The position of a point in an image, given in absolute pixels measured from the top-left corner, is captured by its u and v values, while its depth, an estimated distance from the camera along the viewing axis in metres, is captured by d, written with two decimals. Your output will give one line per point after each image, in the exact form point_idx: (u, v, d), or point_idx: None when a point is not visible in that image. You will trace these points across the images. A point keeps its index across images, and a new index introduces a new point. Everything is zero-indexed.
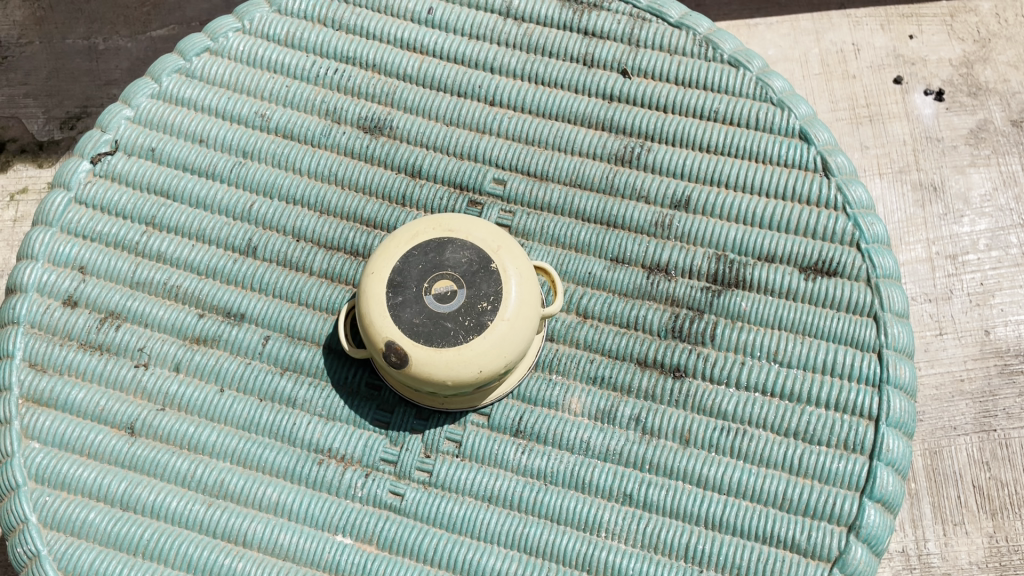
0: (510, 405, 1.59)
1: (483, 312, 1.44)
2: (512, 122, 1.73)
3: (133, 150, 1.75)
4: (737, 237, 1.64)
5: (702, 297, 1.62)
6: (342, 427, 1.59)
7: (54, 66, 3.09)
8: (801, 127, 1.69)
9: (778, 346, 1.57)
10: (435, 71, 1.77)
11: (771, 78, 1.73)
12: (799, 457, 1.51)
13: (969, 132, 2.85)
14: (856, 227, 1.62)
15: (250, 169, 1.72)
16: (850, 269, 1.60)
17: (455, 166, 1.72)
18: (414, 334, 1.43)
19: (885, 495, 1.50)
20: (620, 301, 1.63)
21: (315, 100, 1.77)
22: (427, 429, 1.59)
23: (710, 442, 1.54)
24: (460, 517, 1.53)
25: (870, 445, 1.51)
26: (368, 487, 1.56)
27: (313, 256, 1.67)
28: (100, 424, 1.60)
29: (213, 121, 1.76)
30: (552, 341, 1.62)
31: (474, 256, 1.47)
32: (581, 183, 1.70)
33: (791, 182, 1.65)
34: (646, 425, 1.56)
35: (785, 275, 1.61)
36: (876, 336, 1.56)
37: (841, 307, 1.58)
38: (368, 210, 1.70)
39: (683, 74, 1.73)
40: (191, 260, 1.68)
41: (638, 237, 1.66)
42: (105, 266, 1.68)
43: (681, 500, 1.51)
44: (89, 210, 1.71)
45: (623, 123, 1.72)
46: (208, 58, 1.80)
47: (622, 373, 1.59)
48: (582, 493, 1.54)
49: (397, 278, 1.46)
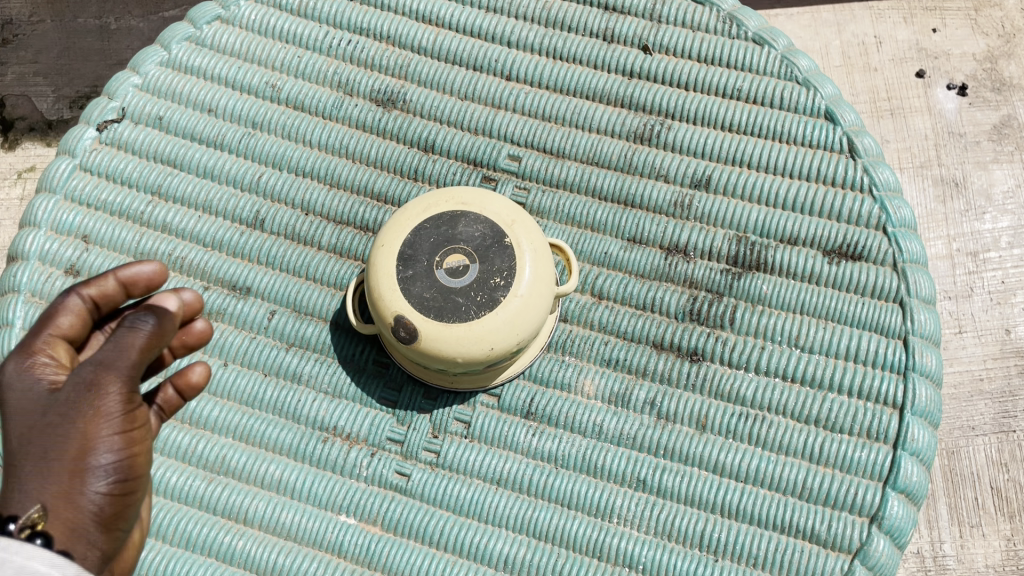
0: (520, 386, 1.54)
1: (495, 287, 1.39)
2: (528, 98, 1.68)
3: (140, 118, 1.70)
4: (759, 219, 1.59)
5: (722, 280, 1.57)
6: (348, 405, 1.55)
7: (65, 45, 3.07)
8: (826, 108, 1.63)
9: (800, 331, 1.52)
10: (451, 44, 1.73)
11: (797, 57, 1.68)
12: (820, 446, 1.46)
13: (993, 128, 2.79)
14: (883, 210, 1.57)
15: (260, 140, 1.68)
16: (875, 253, 1.55)
17: (470, 141, 1.68)
18: (424, 309, 1.38)
19: (909, 486, 1.44)
20: (636, 282, 1.58)
21: (327, 72, 1.73)
22: (435, 409, 1.54)
23: (728, 428, 1.49)
24: (468, 499, 1.48)
25: (894, 434, 1.45)
26: (373, 466, 1.51)
27: (322, 230, 1.63)
28: None
29: (222, 91, 1.71)
30: (566, 322, 1.58)
31: (488, 230, 1.43)
32: (598, 161, 1.65)
33: (816, 163, 1.60)
34: (661, 410, 1.51)
35: (807, 258, 1.55)
36: (902, 323, 1.50)
37: (866, 293, 1.53)
38: (378, 185, 1.65)
39: (705, 52, 1.68)
40: (197, 232, 1.64)
41: (656, 217, 1.61)
42: (109, 236, 1.64)
43: (696, 487, 1.46)
44: (94, 177, 1.67)
45: (643, 101, 1.67)
46: (219, 26, 1.76)
47: (637, 356, 1.54)
48: (594, 477, 1.49)
49: (407, 250, 1.41)
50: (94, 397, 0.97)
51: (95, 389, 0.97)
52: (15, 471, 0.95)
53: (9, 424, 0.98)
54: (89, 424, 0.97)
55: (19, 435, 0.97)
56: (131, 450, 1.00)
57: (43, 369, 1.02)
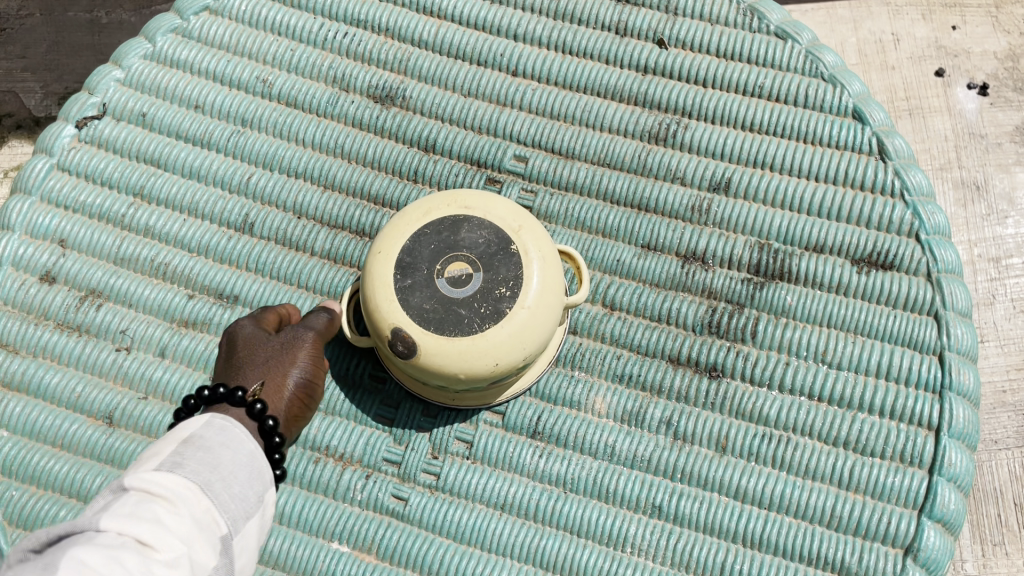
0: (526, 403, 1.44)
1: (501, 297, 1.29)
2: (536, 95, 1.58)
3: (122, 114, 1.60)
4: (782, 225, 1.48)
5: (743, 290, 1.47)
6: (341, 423, 1.44)
7: (54, 40, 2.96)
8: (854, 106, 1.52)
9: (827, 346, 1.41)
10: (454, 37, 1.62)
11: (823, 51, 1.57)
12: (849, 470, 1.36)
13: (1016, 129, 2.57)
14: (915, 216, 1.46)
15: (249, 138, 1.58)
16: (908, 262, 1.44)
17: (473, 141, 1.57)
18: (424, 321, 1.28)
19: (947, 514, 1.34)
20: (650, 292, 1.48)
21: (322, 66, 1.62)
22: (435, 428, 1.44)
23: (750, 450, 1.39)
24: (470, 526, 1.38)
25: (930, 457, 1.35)
26: (369, 490, 1.41)
27: (315, 235, 1.53)
28: (75, 413, 1.45)
29: (209, 85, 1.61)
30: (575, 334, 1.47)
31: (492, 236, 1.32)
32: (610, 162, 1.55)
33: (843, 165, 1.49)
34: (677, 430, 1.41)
35: (835, 268, 1.45)
36: (937, 338, 1.39)
37: (898, 305, 1.42)
38: (375, 186, 1.55)
39: (724, 46, 1.58)
40: (182, 236, 1.53)
41: (672, 222, 1.51)
42: (88, 240, 1.53)
43: (716, 514, 1.36)
44: (72, 177, 1.56)
45: (658, 98, 1.57)
46: (207, 17, 1.65)
47: (652, 372, 1.44)
48: (605, 503, 1.39)
49: (406, 258, 1.31)
50: (292, 334, 1.26)
51: (295, 343, 1.26)
52: (246, 371, 1.21)
53: (241, 348, 1.24)
54: (292, 351, 1.25)
55: (247, 349, 1.23)
56: (313, 377, 1.26)
57: (261, 327, 1.29)
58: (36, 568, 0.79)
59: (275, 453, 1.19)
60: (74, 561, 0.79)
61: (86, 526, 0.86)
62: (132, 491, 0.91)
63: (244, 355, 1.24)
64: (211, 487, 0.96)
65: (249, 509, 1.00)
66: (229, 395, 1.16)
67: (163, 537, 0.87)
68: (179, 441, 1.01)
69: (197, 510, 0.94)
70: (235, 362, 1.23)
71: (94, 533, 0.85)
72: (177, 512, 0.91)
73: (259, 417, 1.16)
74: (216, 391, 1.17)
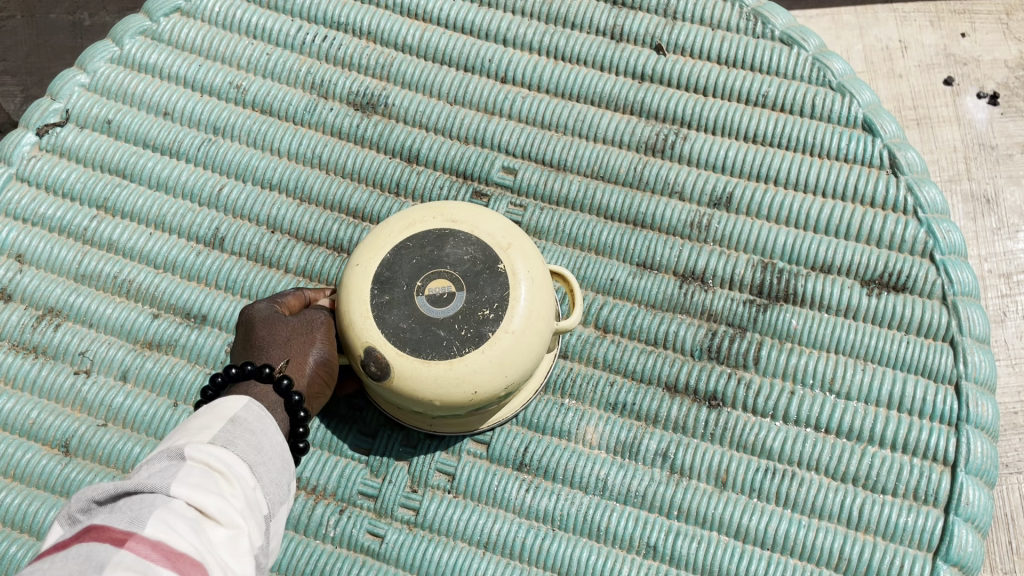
0: (513, 433, 1.34)
1: (483, 320, 1.19)
2: (526, 103, 1.49)
3: (86, 121, 1.51)
4: (787, 243, 1.39)
5: (745, 312, 1.37)
6: (314, 453, 1.35)
7: (35, 43, 2.88)
8: (864, 117, 1.43)
9: (835, 374, 1.32)
10: (439, 41, 1.53)
11: (831, 59, 1.47)
12: (858, 508, 1.26)
13: None
14: (930, 235, 1.36)
15: (221, 147, 1.49)
16: (922, 284, 1.35)
17: (459, 151, 1.48)
18: (399, 342, 1.18)
19: (964, 557, 1.24)
20: (646, 313, 1.38)
21: (300, 71, 1.53)
22: (414, 458, 1.34)
23: (752, 485, 1.29)
24: (450, 566, 1.28)
25: (945, 496, 1.26)
26: (342, 525, 1.31)
27: (289, 251, 1.43)
28: (29, 440, 1.36)
29: (179, 91, 1.52)
30: (566, 358, 1.38)
31: (478, 253, 1.23)
32: (604, 174, 1.45)
33: (852, 179, 1.40)
34: (674, 463, 1.31)
35: (844, 289, 1.35)
36: (953, 366, 1.30)
37: (911, 329, 1.33)
38: (355, 199, 1.46)
39: (726, 53, 1.49)
40: (148, 251, 1.44)
41: (669, 239, 1.42)
42: (46, 255, 1.44)
43: (715, 555, 1.27)
44: (31, 189, 1.47)
45: (655, 107, 1.47)
46: (178, 19, 1.56)
47: (647, 400, 1.34)
48: (596, 541, 1.29)
49: (385, 272, 1.22)
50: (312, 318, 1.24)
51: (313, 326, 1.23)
52: (270, 350, 1.19)
53: (261, 326, 1.20)
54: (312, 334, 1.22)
55: (269, 327, 1.20)
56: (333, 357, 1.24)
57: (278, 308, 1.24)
58: (123, 521, 0.81)
59: (297, 429, 1.17)
60: (160, 523, 0.82)
61: (152, 488, 0.86)
62: (191, 461, 0.91)
63: (263, 333, 1.20)
64: (258, 469, 0.97)
65: (285, 495, 1.02)
66: (256, 371, 1.14)
67: (225, 512, 0.89)
68: (226, 419, 1.00)
69: (267, 477, 0.98)
70: (255, 341, 1.20)
71: (164, 496, 0.86)
72: (235, 488, 0.92)
73: (286, 392, 1.14)
74: (244, 367, 1.14)
